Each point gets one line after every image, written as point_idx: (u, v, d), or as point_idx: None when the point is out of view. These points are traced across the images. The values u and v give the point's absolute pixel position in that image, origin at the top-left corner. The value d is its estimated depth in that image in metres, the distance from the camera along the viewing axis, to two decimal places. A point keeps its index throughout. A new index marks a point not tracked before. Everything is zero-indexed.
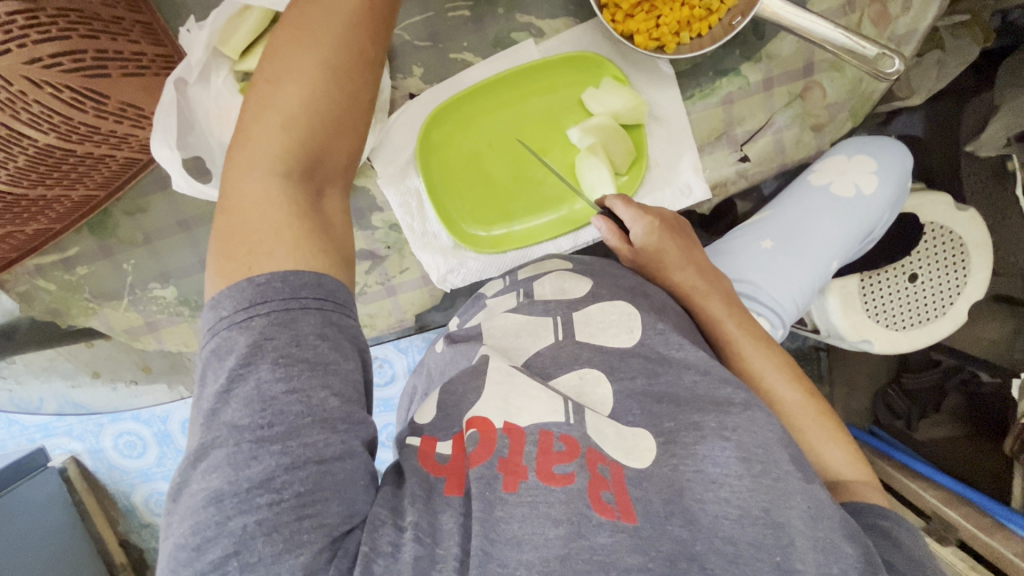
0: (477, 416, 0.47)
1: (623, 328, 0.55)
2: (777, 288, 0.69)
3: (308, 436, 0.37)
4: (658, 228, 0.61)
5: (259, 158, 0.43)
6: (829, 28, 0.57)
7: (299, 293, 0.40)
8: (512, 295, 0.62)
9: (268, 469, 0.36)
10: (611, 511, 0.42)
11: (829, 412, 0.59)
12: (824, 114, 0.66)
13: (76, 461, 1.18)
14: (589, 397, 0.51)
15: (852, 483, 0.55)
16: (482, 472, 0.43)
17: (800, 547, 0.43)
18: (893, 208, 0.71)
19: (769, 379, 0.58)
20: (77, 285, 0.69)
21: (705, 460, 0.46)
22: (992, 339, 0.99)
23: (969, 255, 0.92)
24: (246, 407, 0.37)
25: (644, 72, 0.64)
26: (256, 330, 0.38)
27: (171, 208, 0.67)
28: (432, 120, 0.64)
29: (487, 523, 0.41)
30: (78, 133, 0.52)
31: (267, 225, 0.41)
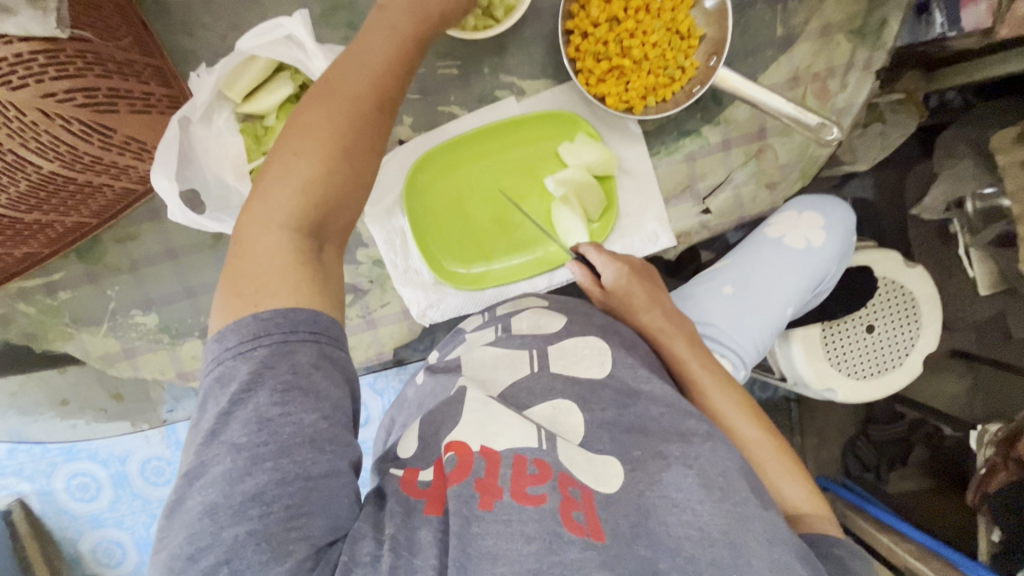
0: (453, 440, 0.49)
1: (595, 361, 0.58)
2: (738, 331, 0.74)
3: (298, 454, 0.40)
4: (627, 273, 0.65)
5: (274, 207, 0.44)
6: (780, 101, 0.65)
7: (297, 327, 0.42)
8: (491, 330, 0.64)
9: (259, 484, 0.39)
10: (582, 530, 0.44)
11: (785, 447, 0.62)
12: (778, 173, 0.72)
13: (24, 505, 1.12)
14: (563, 425, 0.53)
15: (810, 515, 0.57)
16: (460, 490, 0.45)
17: (755, 566, 0.44)
18: (840, 259, 0.77)
19: (730, 416, 0.61)
20: (58, 309, 0.70)
21: (669, 486, 0.48)
22: (953, 394, 1.08)
23: (922, 308, 1.00)
24: (245, 428, 0.40)
25: (613, 129, 0.71)
26: (258, 359, 0.41)
27: (161, 236, 0.69)
28: (418, 164, 0.69)
29: (464, 537, 0.43)
30: (81, 162, 0.55)
31: (274, 269, 0.43)
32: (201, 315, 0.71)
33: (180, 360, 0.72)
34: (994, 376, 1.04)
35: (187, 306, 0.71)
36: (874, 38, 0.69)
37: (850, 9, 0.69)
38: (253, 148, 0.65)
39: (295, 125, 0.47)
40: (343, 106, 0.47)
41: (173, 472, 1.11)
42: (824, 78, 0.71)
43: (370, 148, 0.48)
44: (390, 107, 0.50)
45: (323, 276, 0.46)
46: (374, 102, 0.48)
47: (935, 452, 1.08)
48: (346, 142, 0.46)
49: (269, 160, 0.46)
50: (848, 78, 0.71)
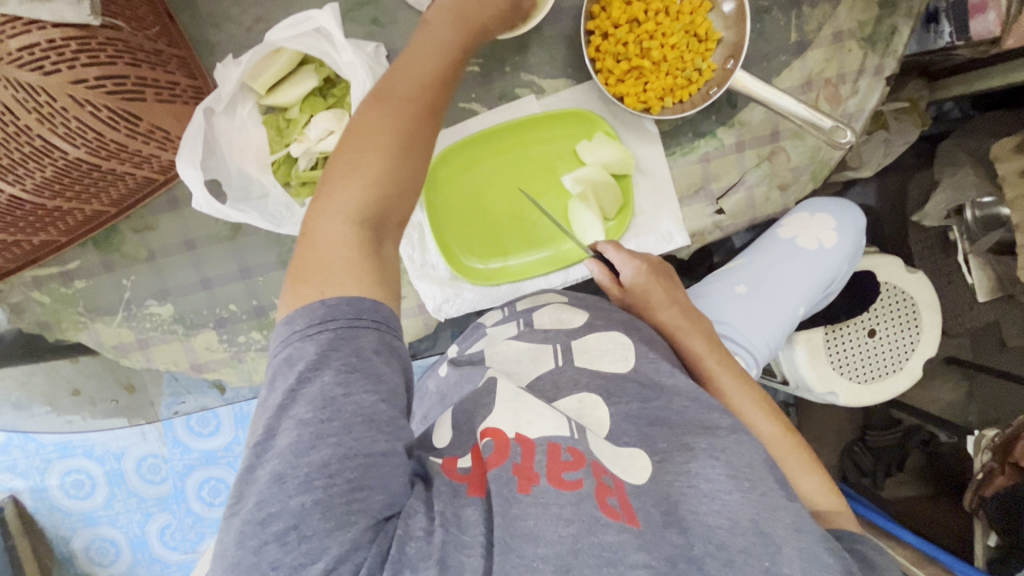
0: (490, 426, 0.50)
1: (618, 356, 0.59)
2: (750, 330, 0.75)
3: (359, 432, 0.40)
4: (645, 270, 0.66)
5: (341, 201, 0.45)
6: (794, 103, 0.65)
7: (362, 315, 0.42)
8: (513, 325, 0.65)
9: (324, 458, 0.39)
10: (617, 514, 0.44)
11: (803, 444, 0.62)
12: (789, 176, 0.74)
13: (16, 501, 1.11)
14: (588, 418, 0.54)
15: (827, 511, 0.58)
16: (500, 472, 0.46)
17: (787, 555, 0.45)
18: (850, 260, 0.79)
19: (748, 414, 0.62)
20: (72, 298, 0.69)
21: (698, 476, 0.49)
22: (948, 400, 1.10)
23: (922, 315, 1.01)
24: (311, 405, 0.40)
25: (630, 129, 0.72)
26: (324, 341, 0.41)
27: (179, 226, 0.69)
28: (438, 160, 0.70)
29: (505, 519, 0.43)
30: (107, 150, 0.55)
31: (340, 260, 0.44)
32: (217, 306, 0.71)
33: (194, 351, 0.72)
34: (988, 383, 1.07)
35: (203, 297, 0.71)
36: (884, 45, 0.71)
37: (861, 17, 0.71)
38: (275, 140, 0.66)
39: (356, 123, 0.48)
40: (401, 104, 0.49)
41: (170, 470, 1.10)
42: (835, 83, 0.72)
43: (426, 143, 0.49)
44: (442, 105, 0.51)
45: (386, 268, 0.46)
46: (429, 100, 0.50)
47: (932, 458, 1.09)
48: (405, 138, 0.48)
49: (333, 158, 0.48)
50: (859, 83, 0.72)
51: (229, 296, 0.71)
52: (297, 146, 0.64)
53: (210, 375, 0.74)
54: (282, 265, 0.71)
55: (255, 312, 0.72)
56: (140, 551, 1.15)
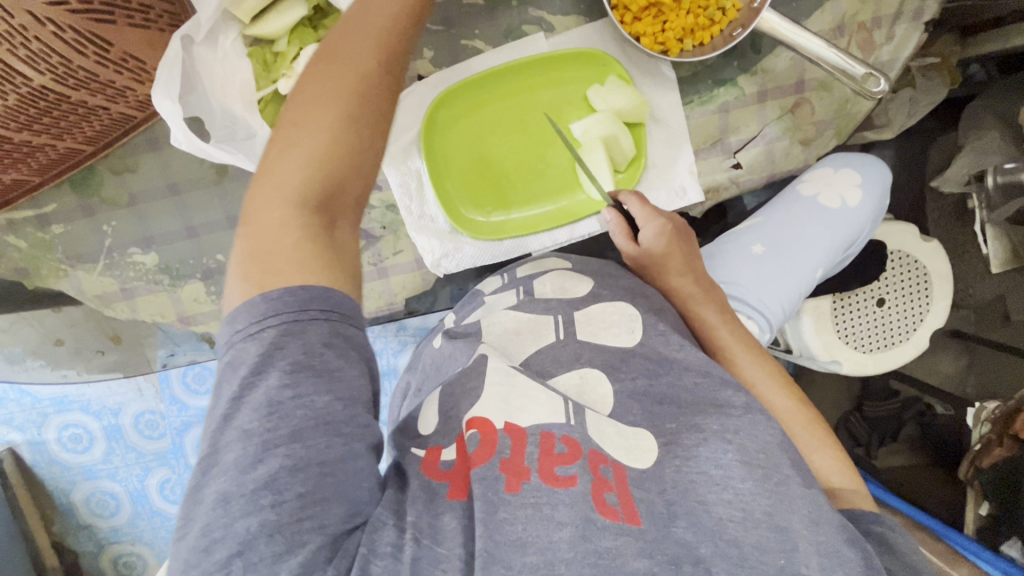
0: (478, 416, 0.48)
1: (625, 329, 0.57)
2: (766, 292, 0.73)
3: (310, 439, 0.37)
4: (669, 232, 0.62)
5: (278, 179, 0.41)
6: (824, 47, 0.60)
7: (308, 305, 0.39)
8: (513, 293, 0.63)
9: (272, 471, 0.35)
10: (616, 514, 0.42)
11: (820, 420, 0.60)
12: (812, 129, 0.69)
13: (15, 453, 1.10)
14: (590, 395, 0.53)
15: (846, 491, 0.55)
16: (484, 472, 0.43)
17: (803, 551, 0.43)
18: (874, 220, 0.76)
19: (761, 386, 0.60)
20: (51, 244, 0.66)
21: (707, 462, 0.47)
22: (947, 372, 1.08)
23: (932, 284, 0.97)
24: (254, 413, 0.36)
25: (647, 74, 0.67)
26: (268, 339, 0.37)
27: (161, 169, 0.65)
28: (440, 101, 0.65)
29: (491, 524, 0.41)
30: (75, 78, 0.49)
31: (279, 247, 0.39)
32: (203, 256, 0.68)
33: (181, 303, 0.69)
34: (990, 357, 1.03)
35: (189, 246, 0.67)
36: None
37: None
38: (261, 74, 0.61)
39: (300, 90, 0.43)
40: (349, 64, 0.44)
41: (169, 426, 1.09)
42: (870, 28, 0.67)
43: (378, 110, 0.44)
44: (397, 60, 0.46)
45: (336, 252, 0.41)
46: (382, 60, 0.45)
47: (924, 430, 1.05)
48: (352, 105, 0.43)
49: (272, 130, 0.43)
50: (895, 28, 0.67)
51: (217, 246, 0.68)
52: (284, 81, 0.60)
53: (198, 328, 0.71)
54: None
55: None
56: (140, 504, 1.15)
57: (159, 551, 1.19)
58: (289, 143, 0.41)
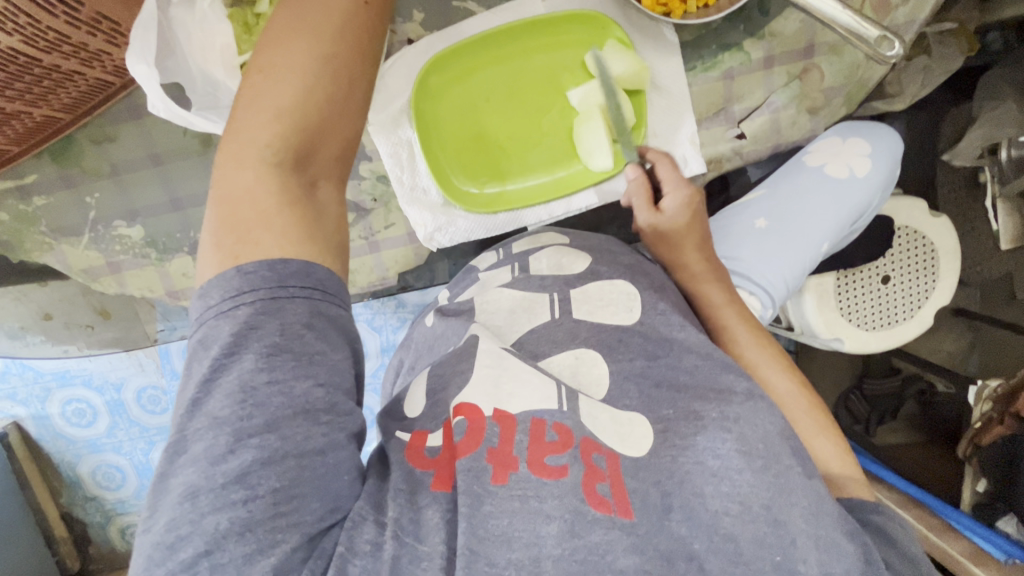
0: (467, 402, 0.47)
1: (623, 307, 0.55)
2: (769, 266, 0.71)
3: (288, 428, 0.36)
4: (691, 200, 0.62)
5: (249, 144, 0.40)
6: (837, 9, 0.57)
7: (286, 281, 0.38)
8: (508, 269, 0.62)
9: (244, 463, 0.34)
10: (608, 506, 0.41)
11: (821, 405, 0.58)
12: (820, 98, 0.66)
13: (20, 427, 1.10)
14: (585, 377, 0.51)
15: (840, 476, 0.54)
16: (470, 464, 0.42)
17: (800, 546, 0.42)
18: (882, 192, 0.74)
19: (762, 368, 0.58)
20: (33, 217, 0.64)
21: (705, 452, 0.45)
22: (949, 351, 1.06)
23: (939, 260, 0.95)
24: (227, 399, 0.35)
25: (648, 37, 0.64)
26: (241, 320, 0.36)
27: (142, 139, 0.63)
28: (430, 66, 0.62)
29: (475, 519, 0.40)
30: (45, 39, 0.47)
31: (255, 215, 0.39)
32: (190, 230, 0.66)
33: (169, 278, 0.68)
34: (993, 333, 0.99)
35: (175, 219, 0.66)
36: None
37: None
38: (243, 38, 0.57)
39: (273, 47, 0.43)
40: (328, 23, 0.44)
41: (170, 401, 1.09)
42: None
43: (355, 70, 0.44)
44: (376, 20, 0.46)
45: (312, 220, 0.41)
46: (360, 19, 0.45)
47: (925, 407, 1.06)
48: (328, 63, 0.42)
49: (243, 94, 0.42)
50: None
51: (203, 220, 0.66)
52: None
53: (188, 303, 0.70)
54: None
55: None
56: (145, 477, 1.17)
57: None
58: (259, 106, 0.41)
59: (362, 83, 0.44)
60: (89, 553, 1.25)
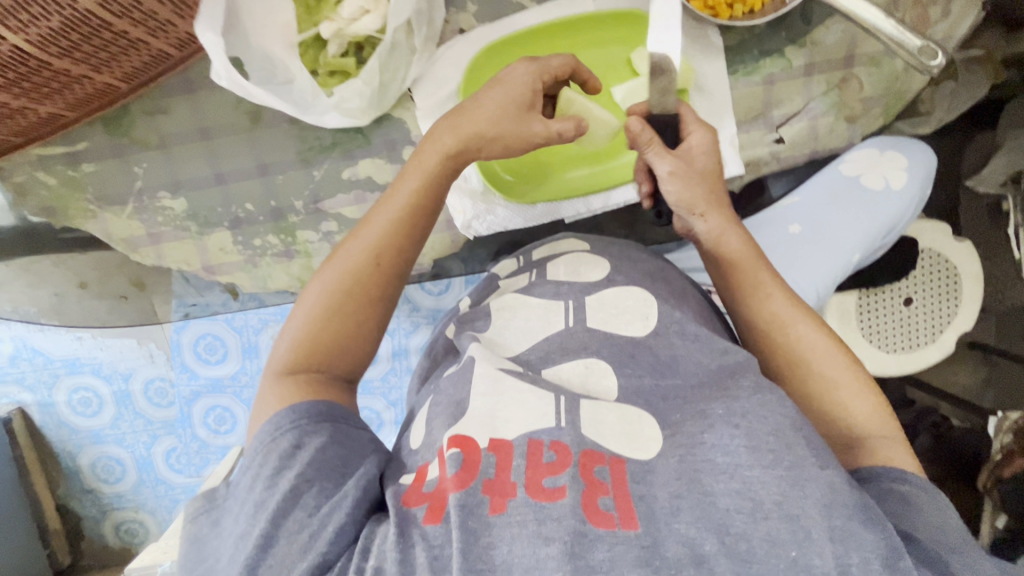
0: (457, 434, 0.42)
1: (638, 316, 0.53)
2: (791, 271, 0.74)
3: (285, 517, 0.40)
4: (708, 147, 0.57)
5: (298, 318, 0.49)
6: (880, 17, 0.58)
7: (304, 421, 0.45)
8: (524, 277, 0.61)
9: (255, 559, 0.39)
10: (610, 521, 0.37)
11: (861, 367, 0.51)
12: (858, 107, 0.68)
13: (24, 414, 1.09)
14: (593, 386, 0.48)
15: (869, 438, 0.48)
16: (463, 499, 0.38)
17: (817, 540, 0.36)
18: (915, 206, 0.74)
19: (793, 321, 0.53)
20: (80, 183, 0.65)
21: (712, 449, 0.41)
22: (964, 385, 0.99)
23: (963, 284, 0.91)
24: (249, 517, 0.42)
25: (694, 40, 0.65)
26: (257, 462, 0.44)
27: (194, 113, 0.64)
28: (481, 55, 0.63)
29: (471, 551, 0.35)
30: (118, 2, 0.48)
31: (293, 374, 0.48)
32: (232, 205, 0.67)
33: (207, 252, 0.68)
34: (1012, 369, 0.96)
35: (218, 194, 0.67)
36: None
37: None
38: (303, 18, 0.59)
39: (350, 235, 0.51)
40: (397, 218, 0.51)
41: (177, 395, 1.07)
42: (925, 4, 0.65)
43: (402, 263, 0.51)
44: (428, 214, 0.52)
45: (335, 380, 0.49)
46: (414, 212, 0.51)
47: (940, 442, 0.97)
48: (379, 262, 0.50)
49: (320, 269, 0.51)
50: (951, 6, 0.65)
51: (245, 195, 0.67)
52: (328, 26, 0.58)
53: (222, 279, 0.70)
54: (303, 163, 0.66)
55: (272, 215, 0.68)
56: (145, 472, 1.14)
57: (162, 519, 1.18)
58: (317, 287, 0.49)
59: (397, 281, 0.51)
60: (81, 548, 1.22)
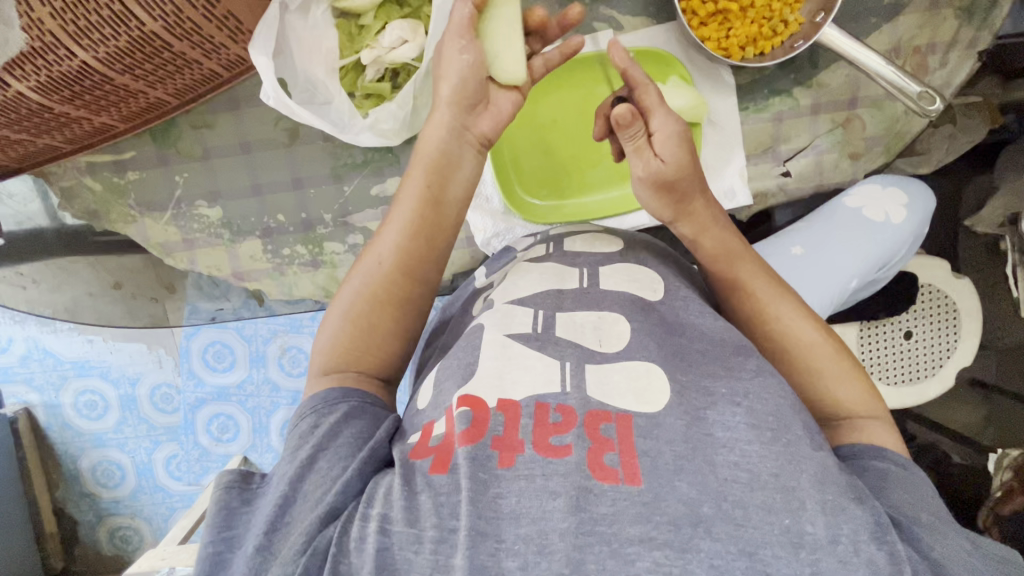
0: (468, 394, 0.43)
1: (647, 287, 0.54)
2: (802, 295, 0.75)
3: (308, 480, 0.42)
4: (681, 135, 0.52)
5: (336, 311, 0.53)
6: (881, 64, 0.63)
7: (336, 403, 0.48)
8: (541, 248, 0.60)
9: (274, 521, 0.40)
10: (615, 476, 0.38)
11: (848, 353, 0.55)
12: (861, 145, 0.71)
13: (30, 414, 1.11)
14: (607, 332, 0.49)
15: (858, 420, 0.52)
16: (474, 452, 0.39)
17: (810, 508, 0.38)
18: (913, 241, 0.78)
19: (785, 320, 0.55)
20: (124, 189, 0.69)
21: (715, 424, 0.43)
22: (963, 421, 0.99)
23: (962, 321, 0.93)
24: (272, 489, 0.43)
25: (707, 78, 0.70)
26: (286, 445, 0.46)
27: (236, 127, 0.68)
28: None
29: (479, 502, 0.37)
30: (182, 28, 0.52)
31: (332, 361, 0.51)
32: (265, 215, 0.71)
33: (238, 259, 0.72)
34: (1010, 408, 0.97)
35: (252, 204, 0.70)
36: (982, 16, 0.68)
37: None
38: (346, 45, 0.63)
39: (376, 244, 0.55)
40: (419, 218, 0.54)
41: (183, 400, 1.08)
42: (924, 53, 0.69)
43: (432, 256, 0.55)
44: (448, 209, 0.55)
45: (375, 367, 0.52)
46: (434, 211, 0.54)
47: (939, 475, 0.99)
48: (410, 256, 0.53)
49: (354, 268, 0.56)
50: (948, 56, 0.69)
51: (279, 206, 0.70)
52: (368, 53, 0.62)
53: (250, 285, 0.73)
54: (336, 178, 0.70)
55: (302, 226, 0.71)
56: (144, 478, 1.14)
57: (157, 527, 1.17)
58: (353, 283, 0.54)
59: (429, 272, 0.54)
60: (75, 554, 1.21)
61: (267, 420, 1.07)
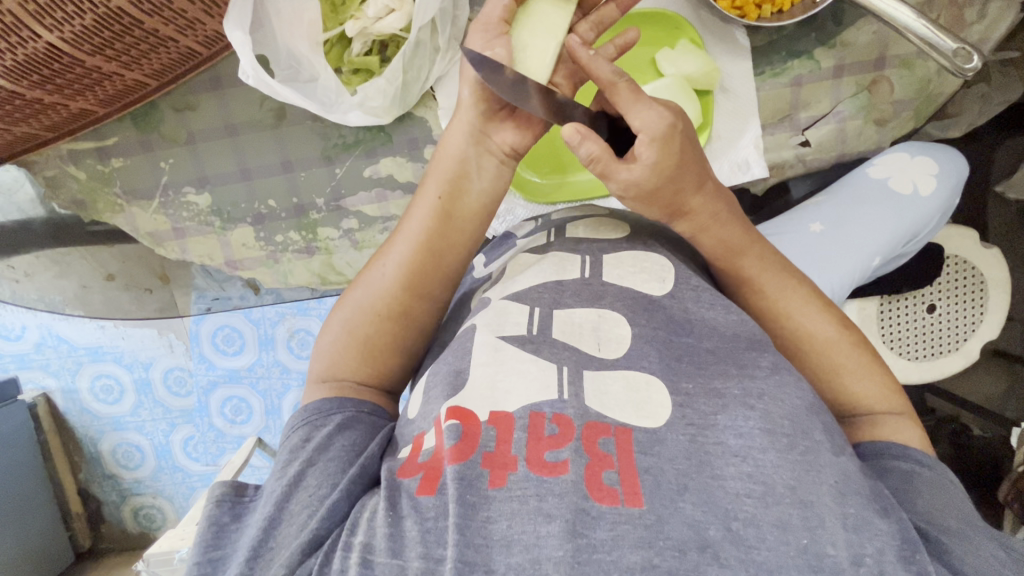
0: (456, 406, 0.41)
1: (655, 277, 0.50)
2: (821, 272, 0.70)
3: (296, 500, 0.41)
4: (666, 133, 0.41)
5: (338, 317, 0.52)
6: (910, 17, 0.56)
7: (331, 413, 0.46)
8: (543, 235, 0.56)
9: (259, 544, 0.38)
10: (614, 496, 0.36)
11: (864, 342, 0.52)
12: (889, 110, 0.66)
13: (48, 400, 1.11)
14: (607, 334, 0.46)
15: (883, 416, 0.49)
16: (463, 472, 0.37)
17: (829, 527, 0.36)
18: (942, 215, 0.73)
19: (795, 316, 0.51)
20: (109, 177, 0.67)
21: (726, 431, 0.40)
22: (987, 395, 0.95)
23: (989, 293, 0.87)
24: (260, 507, 0.41)
25: (719, 40, 0.65)
26: (280, 460, 0.44)
27: (220, 109, 0.65)
28: None
29: (468, 531, 0.35)
30: (152, 3, 0.48)
31: (330, 371, 0.50)
32: (256, 201, 0.68)
33: (230, 247, 0.69)
34: None
35: (242, 190, 0.67)
36: None
37: None
38: (329, 16, 0.59)
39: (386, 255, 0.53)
40: (431, 235, 0.51)
41: (195, 384, 1.08)
42: (961, 5, 0.63)
43: (443, 275, 0.52)
44: (463, 227, 0.51)
45: (375, 378, 0.51)
46: (447, 227, 0.51)
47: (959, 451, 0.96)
48: (419, 273, 0.51)
49: (361, 275, 0.54)
50: (988, 7, 0.63)
51: (269, 191, 0.68)
52: (353, 25, 0.58)
53: (245, 273, 0.71)
54: (327, 160, 0.67)
55: (295, 211, 0.68)
56: (163, 459, 1.15)
57: (179, 506, 1.20)
58: (359, 293, 0.52)
59: (439, 291, 0.52)
60: (100, 533, 1.24)
61: (279, 402, 1.08)
